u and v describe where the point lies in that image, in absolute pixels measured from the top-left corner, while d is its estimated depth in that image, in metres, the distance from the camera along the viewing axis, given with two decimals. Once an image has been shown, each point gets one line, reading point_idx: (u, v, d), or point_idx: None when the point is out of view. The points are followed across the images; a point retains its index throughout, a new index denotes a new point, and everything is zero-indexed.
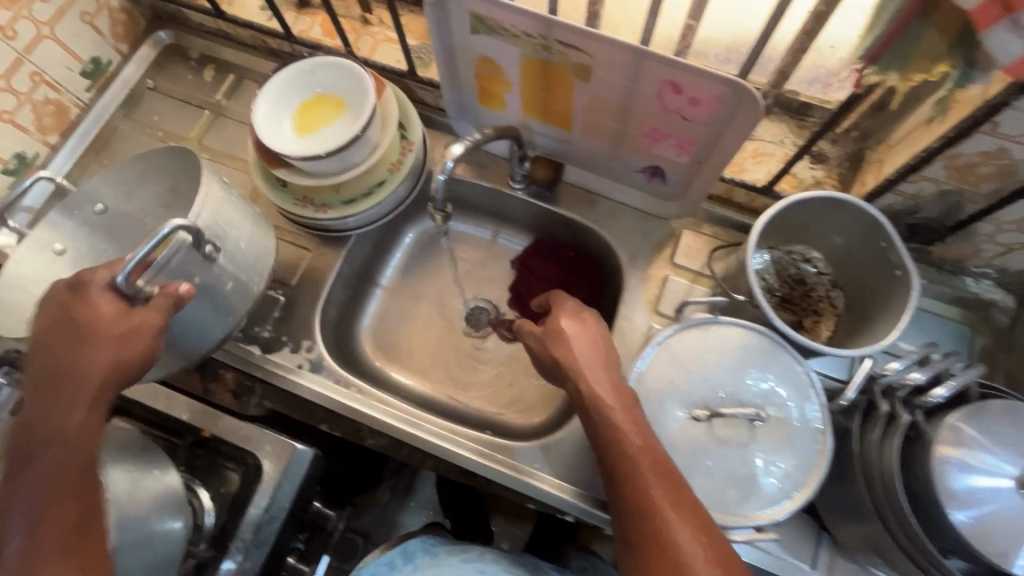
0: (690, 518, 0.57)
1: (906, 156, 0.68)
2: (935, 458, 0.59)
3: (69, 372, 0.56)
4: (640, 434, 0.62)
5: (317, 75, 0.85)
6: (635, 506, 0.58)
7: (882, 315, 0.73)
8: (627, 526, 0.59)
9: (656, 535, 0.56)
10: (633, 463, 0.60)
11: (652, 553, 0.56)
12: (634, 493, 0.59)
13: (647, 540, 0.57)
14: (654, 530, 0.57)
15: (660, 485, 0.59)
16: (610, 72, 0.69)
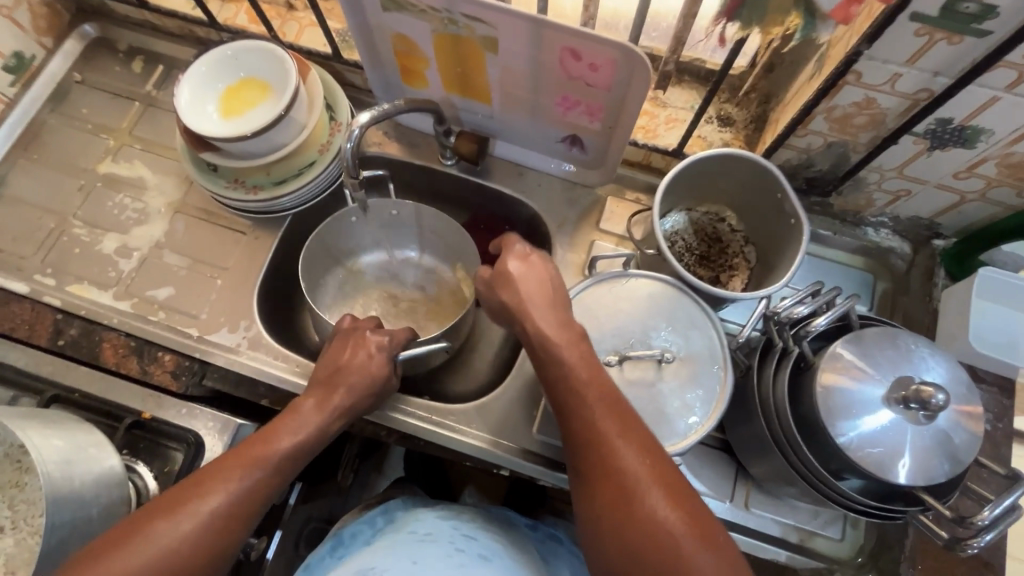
0: (639, 445, 0.57)
1: (793, 112, 0.73)
2: (819, 383, 0.64)
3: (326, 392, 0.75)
4: (585, 368, 0.63)
5: (240, 60, 0.86)
6: (585, 435, 0.60)
7: (782, 262, 0.79)
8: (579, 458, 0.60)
9: (604, 459, 0.57)
10: (581, 396, 0.61)
11: (598, 474, 0.57)
12: (583, 425, 0.60)
13: (594, 464, 0.58)
14: (602, 456, 0.57)
15: (607, 414, 0.60)
16: (514, 43, 0.72)
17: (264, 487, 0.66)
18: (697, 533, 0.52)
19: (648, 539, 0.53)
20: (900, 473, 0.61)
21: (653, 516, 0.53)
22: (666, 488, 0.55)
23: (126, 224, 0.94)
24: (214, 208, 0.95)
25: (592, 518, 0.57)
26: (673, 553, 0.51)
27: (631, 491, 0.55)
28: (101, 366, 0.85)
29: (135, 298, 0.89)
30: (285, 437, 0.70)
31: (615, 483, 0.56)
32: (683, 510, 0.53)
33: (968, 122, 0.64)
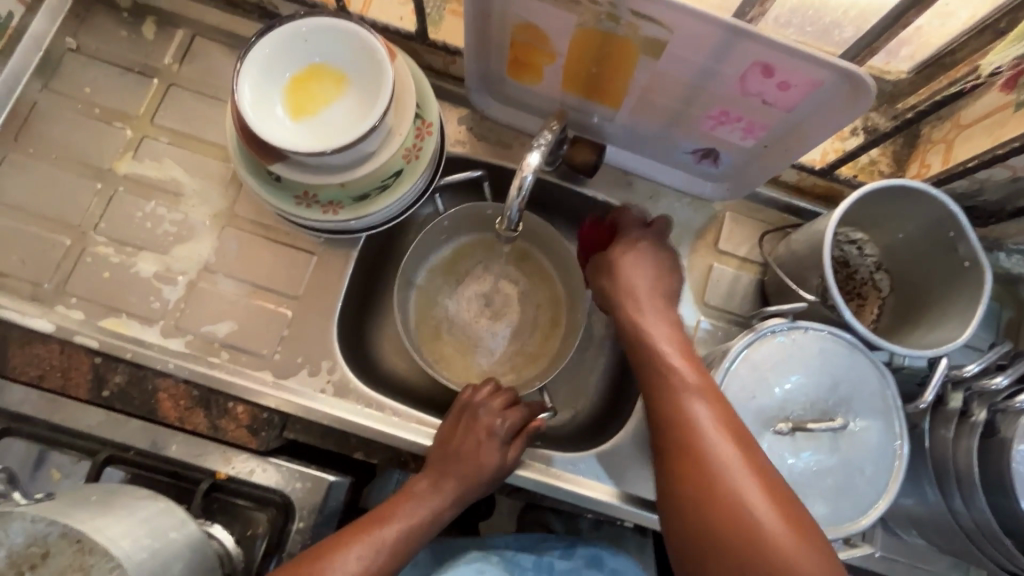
0: (744, 460, 0.55)
1: (988, 145, 0.65)
2: (1017, 455, 0.60)
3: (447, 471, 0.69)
4: (688, 384, 0.61)
5: (310, 41, 0.68)
6: (688, 451, 0.57)
7: (940, 305, 0.72)
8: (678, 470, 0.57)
9: (707, 478, 0.55)
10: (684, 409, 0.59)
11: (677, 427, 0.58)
12: (683, 435, 0.58)
13: (698, 482, 0.55)
14: (703, 478, 0.55)
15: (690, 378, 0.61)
16: (689, 49, 0.58)
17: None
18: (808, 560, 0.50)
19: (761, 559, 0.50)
20: None
21: (761, 534, 0.51)
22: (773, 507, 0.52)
23: (164, 242, 0.77)
24: (273, 221, 0.80)
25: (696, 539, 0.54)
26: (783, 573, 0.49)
27: (739, 513, 0.52)
28: (160, 421, 0.72)
29: (189, 335, 0.75)
30: (389, 529, 0.65)
31: (692, 441, 0.57)
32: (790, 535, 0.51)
33: None
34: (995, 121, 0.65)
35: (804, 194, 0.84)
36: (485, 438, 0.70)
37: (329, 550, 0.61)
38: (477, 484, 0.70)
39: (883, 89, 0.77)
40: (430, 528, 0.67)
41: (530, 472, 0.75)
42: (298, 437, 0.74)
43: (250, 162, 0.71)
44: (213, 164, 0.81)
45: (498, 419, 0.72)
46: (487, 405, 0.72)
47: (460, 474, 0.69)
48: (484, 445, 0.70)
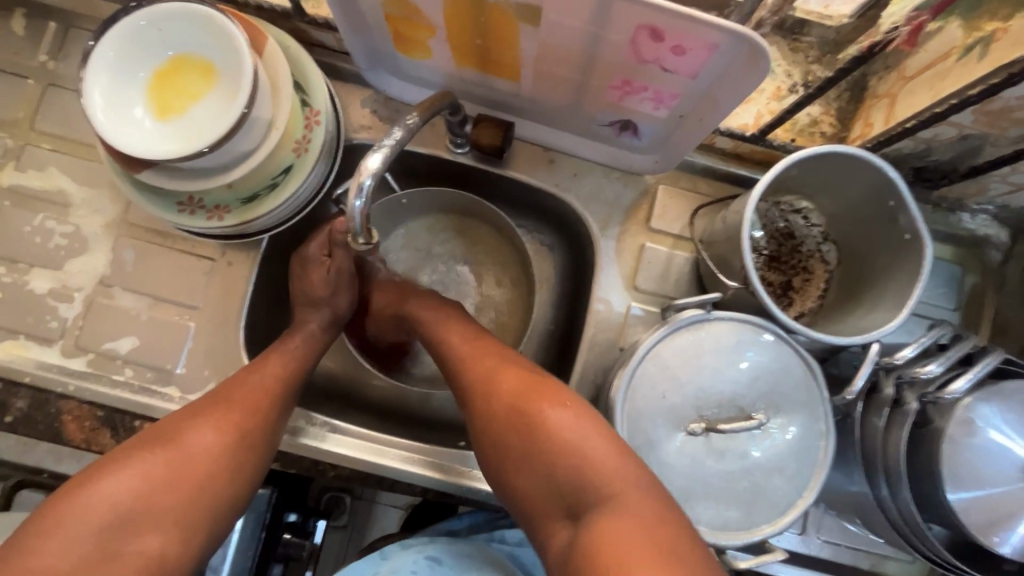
0: (540, 389, 0.56)
1: (928, 101, 0.57)
2: (944, 449, 0.56)
3: (269, 359, 0.65)
4: (460, 331, 0.66)
5: (165, 32, 0.61)
6: (501, 398, 0.57)
7: (884, 280, 0.65)
8: (486, 428, 0.57)
9: (518, 415, 0.55)
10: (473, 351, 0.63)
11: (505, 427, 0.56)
12: (490, 381, 0.59)
13: (504, 427, 0.56)
14: (516, 413, 0.55)
15: (481, 371, 0.60)
16: (566, 14, 0.51)
17: (226, 451, 0.56)
18: (625, 466, 0.51)
19: (585, 477, 0.51)
20: (1004, 545, 0.55)
21: (574, 450, 0.52)
22: (576, 419, 0.53)
23: (56, 257, 0.73)
24: (168, 227, 0.75)
25: (528, 484, 0.54)
26: (614, 493, 0.50)
27: (548, 435, 0.53)
28: (67, 443, 0.70)
29: (90, 353, 0.72)
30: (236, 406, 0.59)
31: (524, 434, 0.54)
32: (596, 434, 0.53)
33: None
34: (936, 72, 0.57)
35: (743, 161, 0.76)
36: (316, 309, 0.72)
37: (183, 416, 0.57)
38: (318, 342, 0.71)
39: (824, 38, 0.68)
40: (296, 379, 0.66)
41: (442, 474, 0.71)
42: None
43: (125, 172, 0.66)
44: (98, 169, 0.75)
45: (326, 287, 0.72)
46: (309, 279, 0.72)
47: (298, 337, 0.70)
48: (320, 310, 0.73)
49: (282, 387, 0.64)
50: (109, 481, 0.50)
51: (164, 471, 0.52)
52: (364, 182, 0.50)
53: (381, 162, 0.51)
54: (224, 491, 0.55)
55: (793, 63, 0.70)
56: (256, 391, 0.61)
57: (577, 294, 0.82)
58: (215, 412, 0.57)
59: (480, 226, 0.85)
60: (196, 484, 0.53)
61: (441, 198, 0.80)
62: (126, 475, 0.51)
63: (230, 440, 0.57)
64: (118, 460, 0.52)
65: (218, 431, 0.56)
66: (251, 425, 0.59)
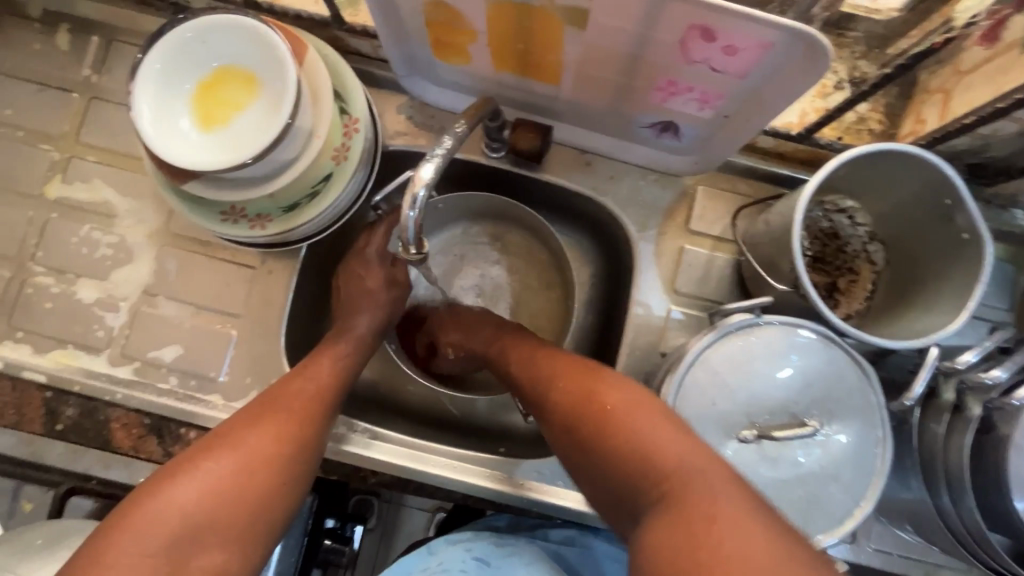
0: (606, 387, 0.55)
1: (990, 96, 0.55)
2: (1012, 456, 0.54)
3: (317, 363, 0.66)
4: (529, 346, 0.68)
5: (209, 44, 0.62)
6: (564, 397, 0.57)
7: (938, 281, 0.63)
8: (556, 426, 0.57)
9: (587, 414, 0.54)
10: (545, 360, 0.63)
11: (573, 420, 0.55)
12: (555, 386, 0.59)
13: (575, 421, 0.55)
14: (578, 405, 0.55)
15: (549, 370, 0.61)
16: (616, 17, 0.50)
17: (284, 454, 0.57)
18: (693, 461, 0.47)
19: (647, 472, 0.48)
20: None
21: (642, 441, 0.50)
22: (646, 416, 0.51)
23: (102, 267, 0.75)
24: (209, 236, 0.76)
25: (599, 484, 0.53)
26: (678, 487, 0.46)
27: (613, 428, 0.51)
28: (115, 451, 0.71)
29: (136, 361, 0.73)
30: (289, 410, 0.60)
31: (597, 424, 0.53)
32: (668, 428, 0.50)
33: None
34: (998, 66, 0.55)
35: (785, 160, 0.74)
36: (361, 313, 0.74)
37: (240, 422, 0.57)
38: (366, 345, 0.73)
39: (872, 32, 0.66)
40: (342, 382, 0.66)
41: (485, 479, 0.71)
42: None
43: (170, 182, 0.67)
44: (141, 180, 0.77)
45: (377, 293, 0.75)
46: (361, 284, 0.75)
47: (346, 339, 0.71)
48: (364, 315, 0.74)
49: (331, 392, 0.64)
50: (176, 490, 0.51)
51: (227, 478, 0.53)
52: (418, 191, 0.50)
53: (434, 172, 0.51)
54: (284, 497, 0.56)
55: (838, 59, 0.68)
56: (306, 396, 0.62)
57: (614, 297, 0.81)
58: (270, 418, 0.58)
59: (516, 229, 0.85)
60: (258, 490, 0.54)
61: (477, 201, 0.81)
62: (192, 483, 0.51)
63: (286, 444, 0.57)
64: (181, 469, 0.52)
65: (274, 435, 0.57)
66: (306, 430, 0.59)
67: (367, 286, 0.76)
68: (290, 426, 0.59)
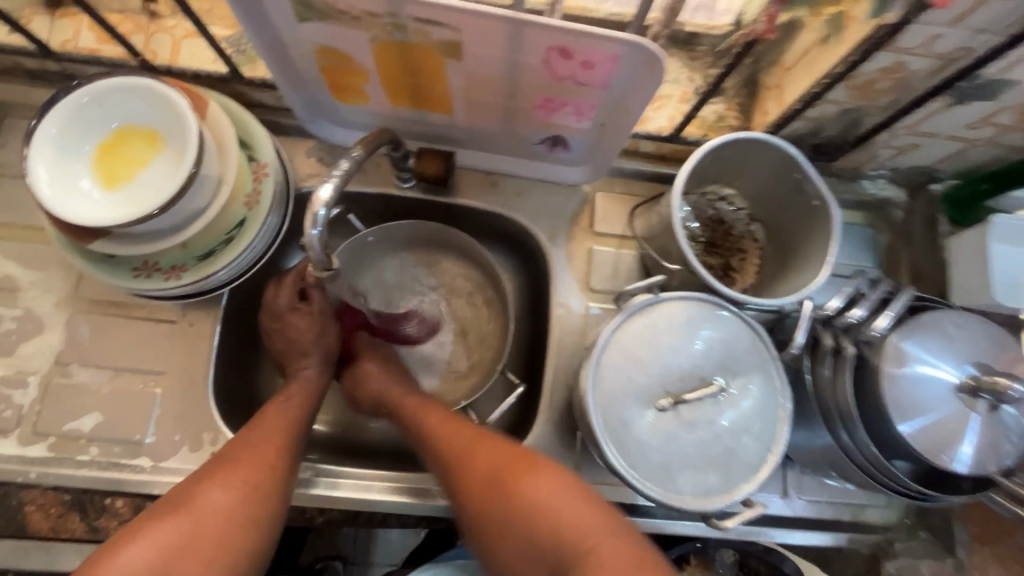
0: (513, 463, 0.60)
1: (807, 85, 0.65)
2: (883, 380, 0.61)
3: (273, 410, 0.66)
4: (427, 409, 0.71)
5: (107, 106, 0.64)
6: (474, 471, 0.62)
7: (805, 246, 0.73)
8: (462, 492, 0.62)
9: (488, 482, 0.60)
10: (424, 410, 0.71)
11: (474, 498, 0.61)
12: (461, 496, 0.62)
13: (482, 489, 0.60)
14: (478, 480, 0.61)
15: (434, 426, 0.68)
16: (484, 46, 0.57)
17: (244, 509, 0.56)
18: (597, 520, 0.55)
19: (565, 543, 0.54)
20: (956, 462, 0.60)
21: (549, 517, 0.56)
22: (549, 484, 0.58)
23: (7, 343, 0.71)
24: (122, 297, 0.74)
25: (512, 546, 0.57)
26: (587, 545, 0.53)
27: (522, 504, 0.57)
28: (32, 537, 0.66)
29: (51, 437, 0.69)
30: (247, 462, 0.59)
31: (506, 500, 0.58)
32: (560, 487, 0.57)
33: (998, 76, 0.58)
34: (810, 59, 0.65)
35: (668, 161, 0.83)
36: (307, 355, 0.71)
37: (194, 482, 0.57)
38: (316, 390, 0.71)
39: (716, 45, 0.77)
40: (299, 426, 0.66)
41: (439, 497, 0.71)
42: None
43: (75, 245, 0.67)
44: (46, 250, 0.75)
45: (312, 332, 0.70)
46: (286, 331, 0.70)
47: (298, 384, 0.70)
48: (309, 359, 0.71)
49: (291, 437, 0.64)
50: (123, 558, 0.50)
51: (176, 540, 0.52)
52: (318, 211, 0.54)
53: (333, 192, 0.54)
54: (240, 554, 0.55)
55: (694, 70, 0.79)
56: (264, 443, 0.61)
57: (538, 304, 0.86)
58: (227, 473, 0.58)
59: (444, 252, 0.88)
60: (208, 545, 0.53)
61: (400, 230, 0.83)
62: (139, 548, 0.51)
63: (246, 500, 0.57)
64: (131, 534, 0.52)
65: (230, 492, 0.56)
66: (265, 482, 0.59)
67: (296, 332, 0.70)
68: (249, 480, 0.58)
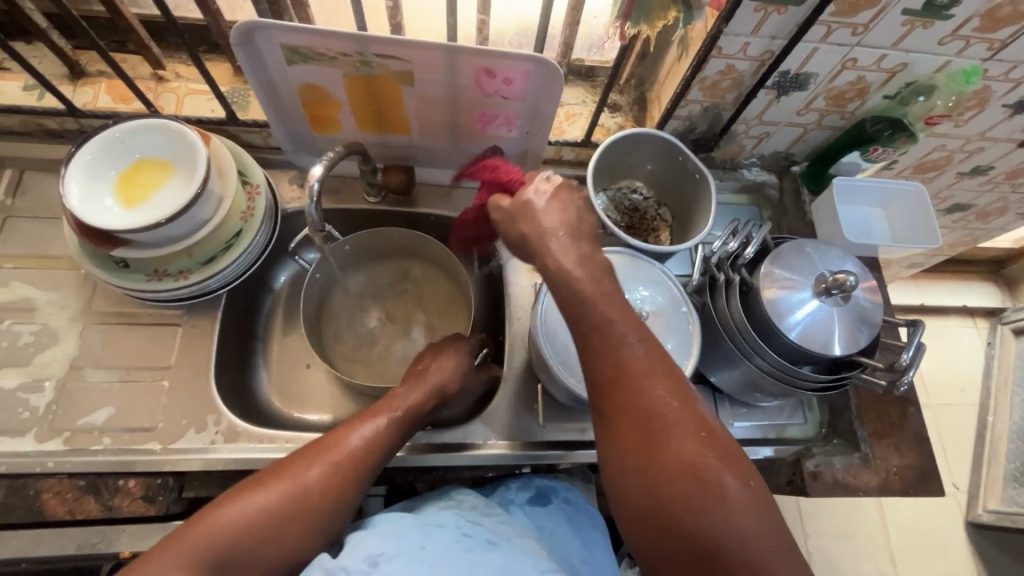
0: (690, 414, 0.53)
1: (673, 90, 0.87)
2: (765, 303, 0.77)
3: (339, 439, 0.68)
4: (626, 356, 0.56)
5: (131, 142, 0.79)
6: (641, 426, 0.53)
7: (698, 213, 0.93)
8: (631, 439, 0.54)
9: (661, 443, 0.52)
10: (622, 365, 0.56)
11: (644, 458, 0.53)
12: (606, 389, 0.56)
13: (653, 451, 0.52)
14: (659, 442, 0.52)
15: (643, 376, 0.55)
16: (430, 72, 0.76)
17: (264, 539, 0.60)
18: (768, 542, 0.50)
19: (729, 549, 0.49)
20: (835, 348, 0.76)
21: (719, 519, 0.50)
22: (741, 492, 0.50)
23: (25, 354, 0.80)
24: (131, 306, 0.85)
25: (645, 511, 0.52)
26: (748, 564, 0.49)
27: (704, 498, 0.50)
28: (50, 520, 0.74)
29: (65, 432, 0.77)
30: (280, 490, 0.62)
31: (673, 469, 0.51)
32: (742, 493, 0.51)
33: (800, 70, 0.82)
34: (672, 72, 0.88)
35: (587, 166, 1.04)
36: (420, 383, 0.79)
37: (240, 502, 0.60)
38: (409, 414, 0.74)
39: None
40: (362, 458, 0.67)
41: (419, 449, 0.82)
42: (198, 493, 0.79)
43: (97, 256, 0.79)
44: (63, 273, 0.86)
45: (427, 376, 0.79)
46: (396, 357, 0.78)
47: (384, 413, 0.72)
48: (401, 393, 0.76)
49: (345, 468, 0.66)
50: (157, 558, 0.55)
51: (199, 554, 0.56)
52: (312, 185, 0.73)
53: (323, 168, 0.73)
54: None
55: (596, 95, 1.01)
56: (313, 477, 0.64)
57: (495, 290, 1.00)
58: (264, 499, 0.61)
59: (409, 258, 1.02)
60: (227, 562, 0.57)
61: (369, 238, 0.96)
62: (180, 554, 0.56)
63: (270, 529, 0.60)
64: (176, 536, 0.57)
65: (259, 516, 0.60)
66: (292, 519, 0.61)
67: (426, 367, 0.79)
68: (280, 512, 0.61)
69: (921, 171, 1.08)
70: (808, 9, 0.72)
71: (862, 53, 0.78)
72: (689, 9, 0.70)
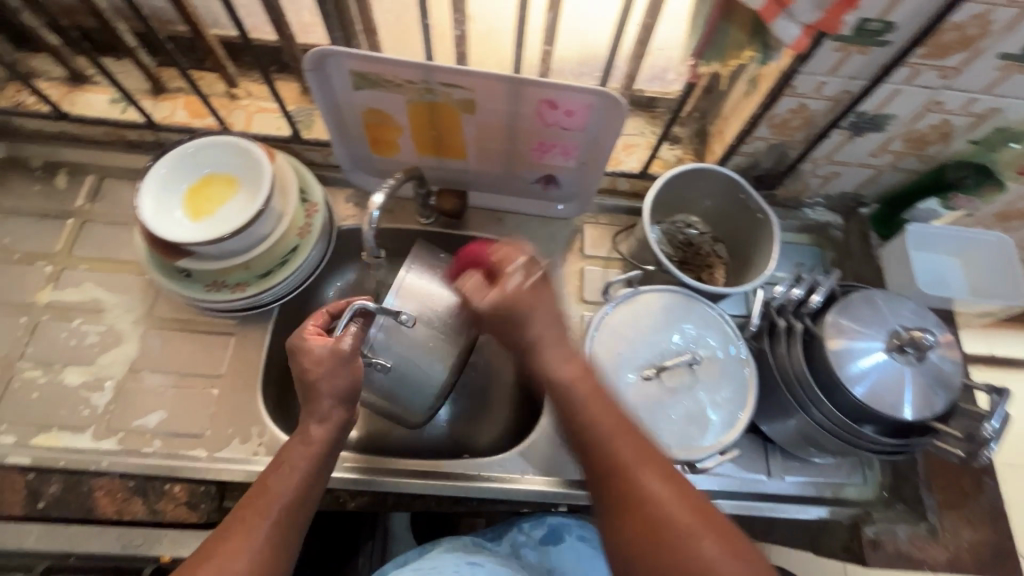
0: (684, 497, 0.59)
1: (739, 126, 0.85)
2: (830, 354, 0.73)
3: (270, 487, 0.62)
4: (615, 446, 0.62)
5: (202, 157, 0.83)
6: (640, 511, 0.58)
7: (758, 253, 0.89)
8: (632, 525, 0.58)
9: (658, 529, 0.57)
10: (613, 452, 0.62)
11: (647, 542, 0.57)
12: (609, 479, 0.61)
13: (654, 533, 0.57)
14: (659, 525, 0.57)
15: (636, 462, 0.61)
16: (491, 102, 0.76)
17: None
18: None
19: None
20: (906, 411, 0.70)
21: None
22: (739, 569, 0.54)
23: (91, 353, 0.84)
24: (189, 314, 0.88)
25: None
26: None
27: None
28: (100, 519, 0.76)
29: (120, 433, 0.80)
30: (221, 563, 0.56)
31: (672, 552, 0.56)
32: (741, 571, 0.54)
33: (879, 111, 0.77)
34: (739, 108, 0.85)
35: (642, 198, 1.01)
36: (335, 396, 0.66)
37: None
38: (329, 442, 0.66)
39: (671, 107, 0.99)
40: (299, 500, 0.62)
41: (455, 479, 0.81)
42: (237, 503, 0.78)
43: (163, 265, 0.83)
44: (131, 278, 0.90)
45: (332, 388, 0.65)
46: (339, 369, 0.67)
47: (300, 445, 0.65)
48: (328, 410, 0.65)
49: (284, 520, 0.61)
50: None
51: None
52: (373, 213, 0.74)
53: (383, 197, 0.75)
54: None
55: (655, 126, 0.99)
56: (247, 539, 0.58)
57: None
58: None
59: None
60: None
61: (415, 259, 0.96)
62: None
63: None
64: None
65: None
66: None
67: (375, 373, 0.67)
68: None
69: (1005, 220, 1.00)
70: (893, 50, 0.68)
71: (950, 96, 0.74)
72: (767, 50, 0.68)
